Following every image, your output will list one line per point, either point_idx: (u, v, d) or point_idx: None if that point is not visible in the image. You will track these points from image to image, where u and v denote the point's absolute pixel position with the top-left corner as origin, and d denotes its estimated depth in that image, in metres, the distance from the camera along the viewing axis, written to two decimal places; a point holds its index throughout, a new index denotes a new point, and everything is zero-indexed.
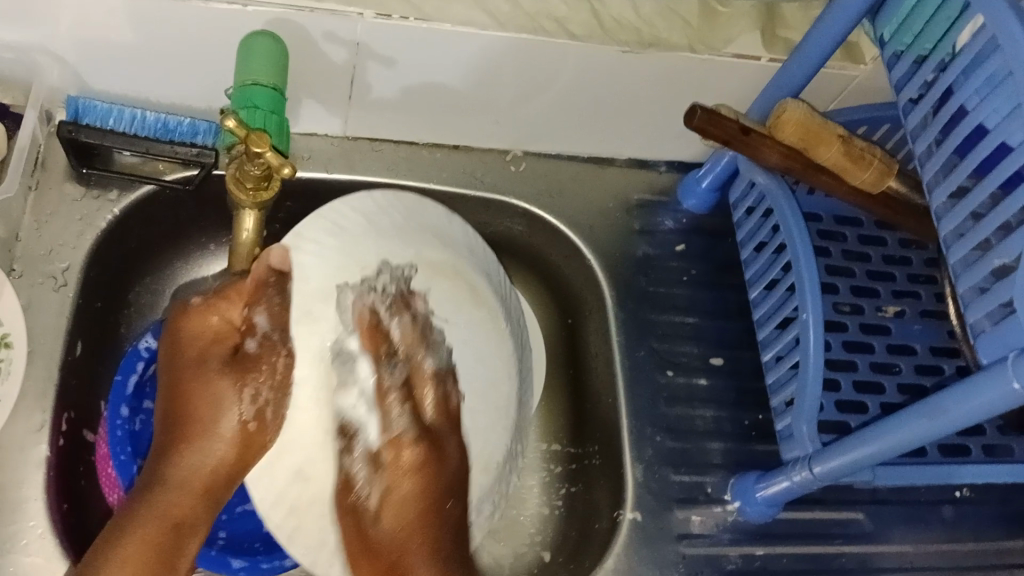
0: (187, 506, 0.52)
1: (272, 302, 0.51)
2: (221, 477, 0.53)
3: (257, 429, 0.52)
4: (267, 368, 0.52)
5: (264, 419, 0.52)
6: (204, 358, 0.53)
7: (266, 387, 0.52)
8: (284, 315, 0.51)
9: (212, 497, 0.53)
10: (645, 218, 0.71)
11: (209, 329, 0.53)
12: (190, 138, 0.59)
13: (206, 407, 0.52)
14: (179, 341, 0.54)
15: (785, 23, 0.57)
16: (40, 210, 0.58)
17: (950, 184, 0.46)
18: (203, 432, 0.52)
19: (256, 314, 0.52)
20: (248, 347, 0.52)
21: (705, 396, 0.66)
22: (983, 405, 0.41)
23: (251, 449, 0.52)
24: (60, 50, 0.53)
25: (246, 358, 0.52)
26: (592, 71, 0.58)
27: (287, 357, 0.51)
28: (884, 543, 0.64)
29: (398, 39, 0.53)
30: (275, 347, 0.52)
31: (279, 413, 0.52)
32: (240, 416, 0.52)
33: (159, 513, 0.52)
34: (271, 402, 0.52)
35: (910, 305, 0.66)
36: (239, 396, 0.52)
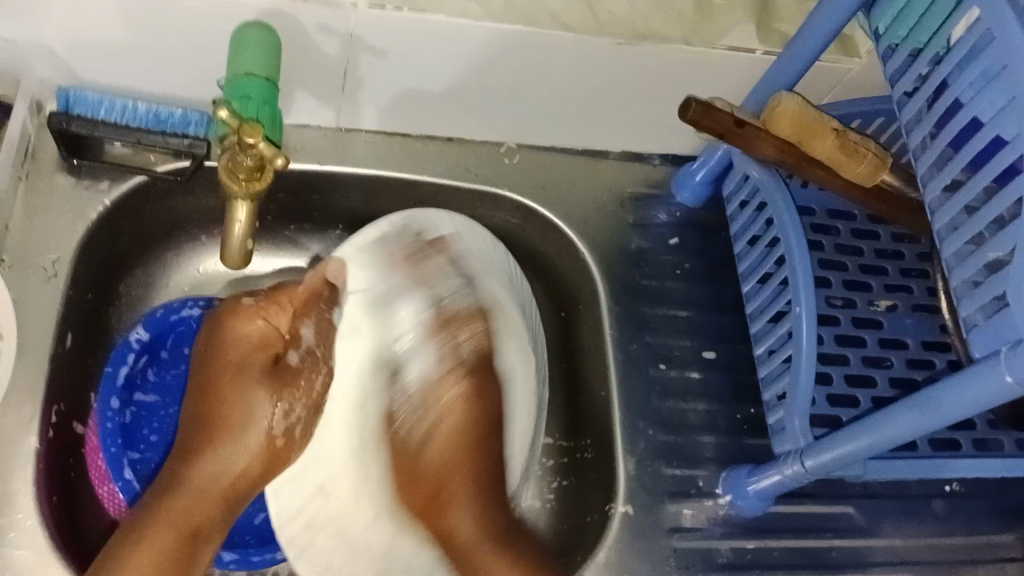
0: (209, 511, 0.54)
1: (322, 315, 0.58)
2: (242, 482, 0.55)
3: (282, 442, 0.57)
4: (304, 385, 0.58)
5: (292, 435, 0.58)
6: (243, 365, 0.56)
7: (300, 405, 0.58)
8: (330, 331, 0.59)
9: (228, 505, 0.55)
10: (639, 211, 0.70)
11: (253, 335, 0.56)
12: (183, 128, 0.58)
13: (239, 412, 0.56)
14: (221, 343, 0.56)
15: (777, 17, 0.57)
16: (30, 201, 0.58)
17: (944, 176, 0.46)
18: (230, 437, 0.55)
19: (304, 326, 0.57)
20: (289, 358, 0.57)
21: (698, 391, 0.66)
22: (975, 398, 0.41)
23: (276, 459, 0.57)
24: (50, 40, 0.52)
25: (287, 369, 0.57)
26: (586, 63, 0.58)
27: (325, 374, 0.59)
28: (876, 537, 0.64)
29: (391, 29, 0.53)
30: (316, 363, 0.58)
31: (301, 430, 0.58)
32: (274, 423, 0.57)
33: (182, 515, 0.52)
34: (302, 419, 0.58)
35: (902, 299, 0.66)
36: (275, 408, 0.56)
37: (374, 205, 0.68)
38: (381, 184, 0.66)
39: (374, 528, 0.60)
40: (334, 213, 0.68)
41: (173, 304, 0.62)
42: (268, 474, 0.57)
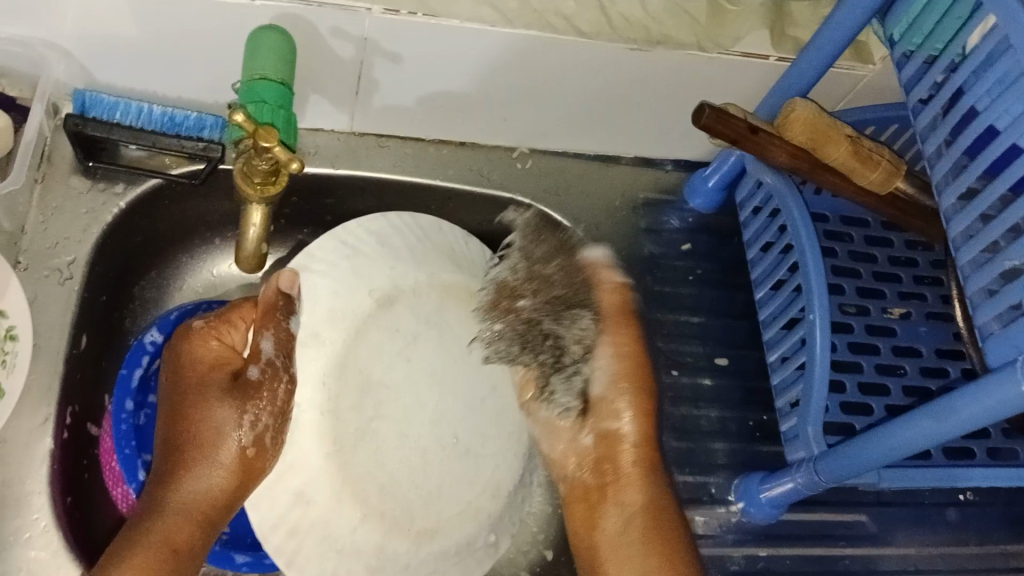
0: (185, 532, 0.53)
1: (278, 326, 0.55)
2: (220, 502, 0.54)
3: (254, 454, 0.54)
4: (267, 395, 0.54)
5: (263, 445, 0.55)
6: (203, 384, 0.54)
7: (266, 413, 0.55)
8: (288, 341, 0.55)
9: (207, 522, 0.54)
10: (651, 216, 0.70)
11: (207, 355, 0.55)
12: (197, 131, 0.59)
13: (209, 431, 0.54)
14: (176, 364, 0.55)
15: (793, 23, 0.57)
16: (46, 203, 0.58)
17: (959, 185, 0.46)
18: (202, 455, 0.54)
19: (261, 339, 0.54)
20: (249, 373, 0.54)
21: (710, 397, 0.66)
22: (990, 408, 0.41)
23: (250, 474, 0.55)
24: (67, 44, 0.52)
25: (248, 382, 0.54)
26: (599, 69, 0.58)
27: (287, 383, 0.55)
28: (888, 545, 0.64)
29: (405, 34, 0.53)
30: (277, 373, 0.55)
31: (273, 439, 0.55)
32: (241, 441, 0.54)
33: (159, 538, 0.52)
34: (270, 428, 0.55)
35: (916, 307, 0.66)
36: (239, 422, 0.54)
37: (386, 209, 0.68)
38: (393, 188, 0.66)
39: (362, 532, 0.58)
40: (346, 217, 0.68)
41: (188, 308, 0.62)
42: (245, 490, 0.55)
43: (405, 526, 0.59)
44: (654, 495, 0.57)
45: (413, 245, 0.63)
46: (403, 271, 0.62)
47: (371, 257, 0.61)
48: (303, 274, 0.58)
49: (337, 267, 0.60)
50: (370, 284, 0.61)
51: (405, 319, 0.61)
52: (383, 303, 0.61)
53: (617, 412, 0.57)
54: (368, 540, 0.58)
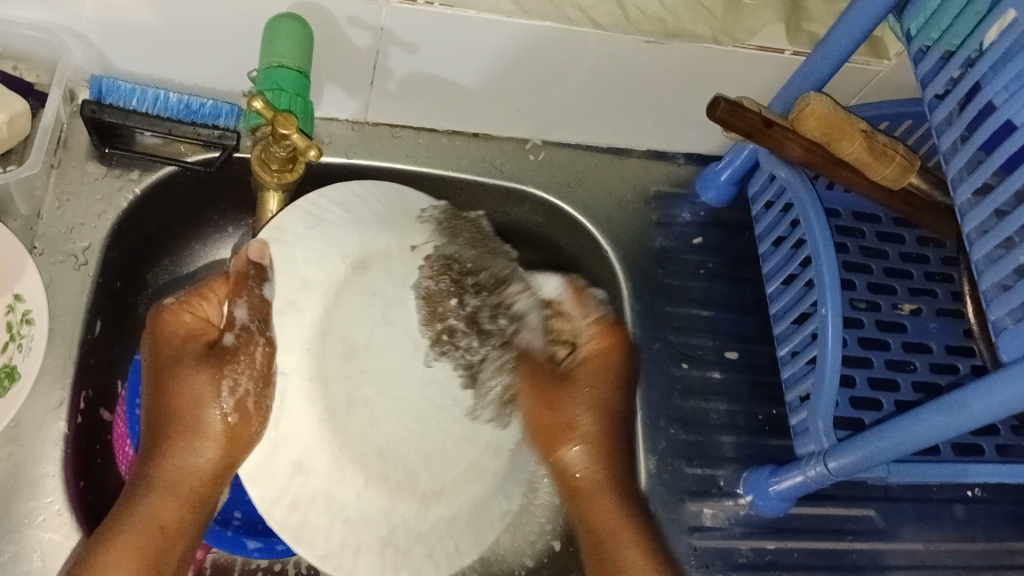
0: (173, 509, 0.49)
1: (253, 293, 0.50)
2: (207, 477, 0.50)
3: (237, 422, 0.49)
4: (245, 359, 0.49)
5: (247, 411, 0.49)
6: (177, 358, 0.50)
7: (246, 379, 0.49)
8: (265, 306, 0.51)
9: (199, 499, 0.51)
10: (663, 210, 0.71)
11: (182, 327, 0.50)
12: (213, 119, 0.58)
13: (188, 403, 0.49)
14: (159, 337, 0.50)
15: (809, 17, 0.56)
16: (62, 188, 0.58)
17: (974, 181, 0.46)
18: (184, 432, 0.49)
19: (234, 308, 0.50)
20: (224, 341, 0.50)
21: (720, 390, 0.66)
22: (1003, 403, 0.41)
23: (236, 444, 0.49)
24: (85, 30, 0.53)
25: (223, 350, 0.49)
26: (614, 60, 0.58)
27: (266, 346, 0.50)
28: (895, 540, 0.64)
29: (421, 25, 0.53)
30: (253, 337, 0.50)
31: (259, 406, 0.49)
32: (222, 410, 0.49)
33: (147, 516, 0.49)
34: (251, 393, 0.49)
35: (926, 303, 0.66)
36: (217, 391, 0.49)
37: None
38: (405, 179, 0.66)
39: (367, 498, 0.53)
40: None
41: None
42: (235, 461, 0.50)
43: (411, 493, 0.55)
44: (614, 500, 0.56)
45: (381, 211, 0.58)
46: (373, 236, 0.56)
47: (339, 224, 0.56)
48: (275, 246, 0.53)
49: (306, 237, 0.54)
50: (341, 248, 0.55)
51: (382, 284, 0.55)
52: (357, 267, 0.55)
53: (581, 399, 0.56)
54: (374, 507, 0.53)
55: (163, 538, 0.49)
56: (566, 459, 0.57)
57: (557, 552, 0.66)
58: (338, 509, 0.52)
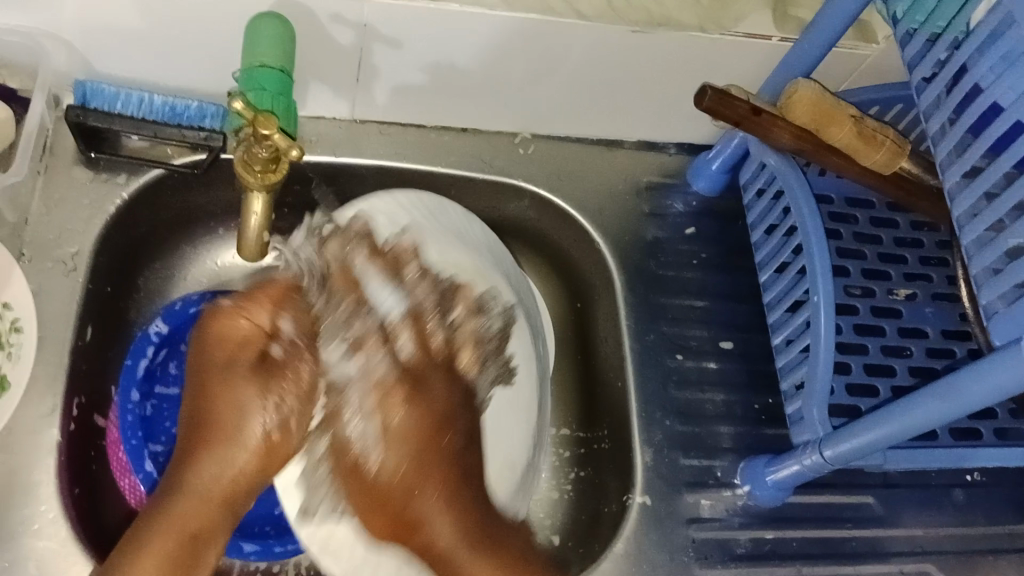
0: (211, 513, 0.51)
1: (302, 307, 0.52)
2: (244, 486, 0.51)
3: (279, 441, 0.50)
4: (291, 376, 0.51)
5: (288, 431, 0.50)
6: (227, 363, 0.50)
7: (292, 398, 0.51)
8: (314, 321, 0.53)
9: (231, 505, 0.51)
10: (655, 200, 0.70)
11: (236, 333, 0.51)
12: (198, 122, 0.58)
13: (228, 412, 0.50)
14: (215, 340, 0.51)
15: (794, 2, 0.56)
16: (49, 195, 0.58)
17: (964, 164, 0.45)
18: (224, 437, 0.50)
19: (282, 318, 0.52)
20: (273, 352, 0.51)
21: (715, 380, 0.66)
22: (996, 387, 0.41)
23: (274, 457, 0.51)
24: (68, 34, 0.52)
25: (273, 362, 0.51)
26: (601, 51, 0.58)
27: (312, 363, 0.51)
28: (896, 527, 0.64)
29: (405, 20, 0.53)
30: (300, 352, 0.52)
31: (301, 423, 0.51)
32: (266, 425, 0.50)
33: (181, 520, 0.50)
34: (295, 412, 0.50)
35: (922, 288, 0.66)
36: (263, 402, 0.50)
37: None
38: (395, 175, 0.66)
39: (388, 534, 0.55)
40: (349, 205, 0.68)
41: (191, 297, 0.62)
42: (270, 473, 0.51)
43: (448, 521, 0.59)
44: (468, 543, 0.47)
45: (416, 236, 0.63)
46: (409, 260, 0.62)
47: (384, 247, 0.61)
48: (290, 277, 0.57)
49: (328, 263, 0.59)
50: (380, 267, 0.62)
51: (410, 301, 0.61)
52: None
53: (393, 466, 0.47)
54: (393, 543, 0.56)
55: (194, 544, 0.50)
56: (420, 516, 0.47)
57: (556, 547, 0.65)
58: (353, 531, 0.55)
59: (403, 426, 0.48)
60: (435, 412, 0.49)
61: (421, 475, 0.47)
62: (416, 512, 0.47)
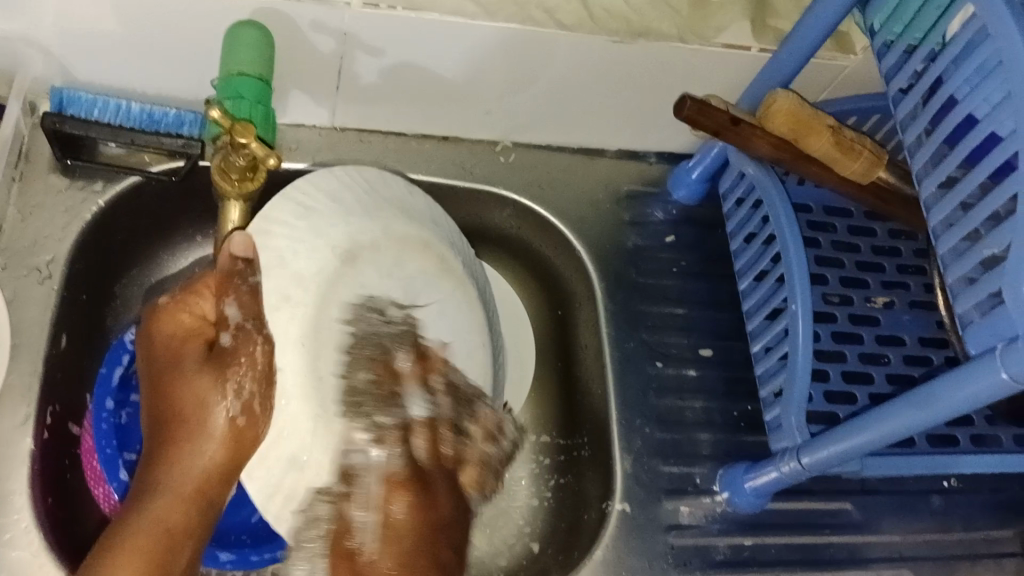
0: (179, 514, 0.51)
1: (240, 290, 0.50)
2: (214, 476, 0.51)
3: (246, 424, 0.51)
4: (246, 359, 0.50)
5: (253, 413, 0.51)
6: (178, 356, 0.52)
7: (249, 380, 0.50)
8: (257, 303, 0.51)
9: (203, 498, 0.51)
10: (636, 209, 0.71)
11: (181, 325, 0.52)
12: (176, 128, 0.58)
13: (189, 402, 0.51)
14: (161, 343, 0.52)
15: (773, 13, 0.57)
16: (24, 201, 0.58)
17: (940, 174, 0.46)
18: (190, 428, 0.51)
19: (226, 306, 0.50)
20: (222, 340, 0.51)
21: (695, 387, 0.66)
22: (972, 397, 0.41)
23: (243, 443, 0.51)
24: (44, 41, 0.52)
25: (223, 351, 0.51)
26: (582, 60, 0.58)
27: (264, 345, 0.51)
28: (873, 533, 0.64)
29: (385, 29, 0.53)
30: (250, 336, 0.51)
31: (263, 404, 0.51)
32: (223, 406, 0.50)
33: (154, 518, 0.50)
34: (256, 396, 0.51)
35: (899, 296, 0.67)
36: (221, 390, 0.50)
37: None
38: None
39: None
40: None
41: None
42: (241, 461, 0.51)
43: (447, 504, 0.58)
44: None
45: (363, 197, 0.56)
46: (358, 226, 0.55)
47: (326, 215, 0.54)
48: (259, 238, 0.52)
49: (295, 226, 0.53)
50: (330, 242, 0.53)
51: (371, 277, 0.55)
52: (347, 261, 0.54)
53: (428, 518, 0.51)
54: None
55: (172, 539, 0.50)
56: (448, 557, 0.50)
57: (536, 554, 0.65)
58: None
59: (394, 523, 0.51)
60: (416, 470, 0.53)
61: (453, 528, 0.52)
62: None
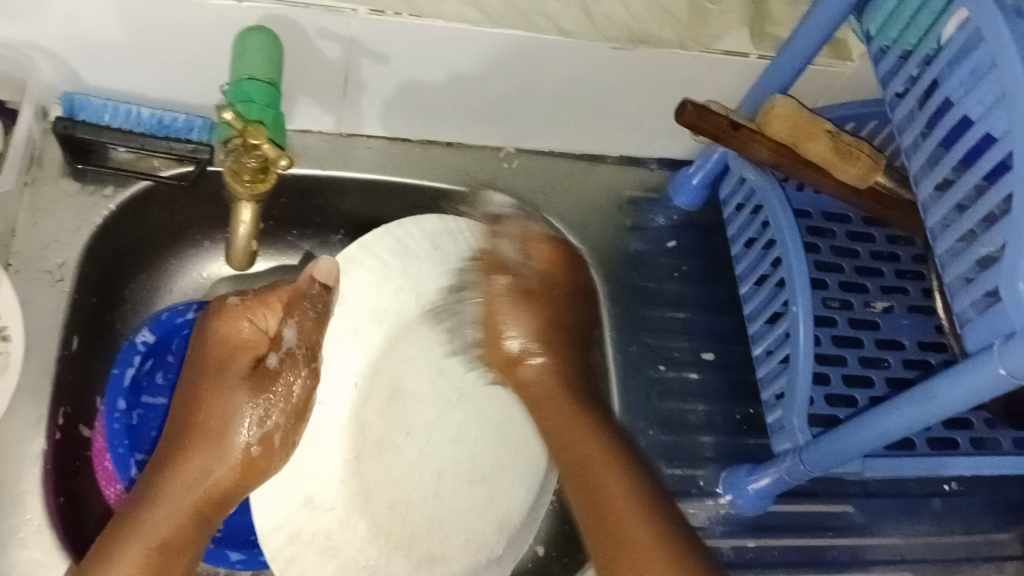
0: (185, 519, 0.51)
1: (305, 315, 0.54)
2: (219, 491, 0.53)
3: (258, 455, 0.55)
4: (282, 389, 0.55)
5: (270, 444, 0.55)
6: (224, 366, 0.55)
7: (277, 412, 0.55)
8: (313, 333, 0.55)
9: (204, 514, 0.53)
10: (637, 214, 0.71)
11: (237, 335, 0.55)
12: (186, 134, 0.59)
13: (218, 416, 0.54)
14: (214, 350, 0.55)
15: (772, 21, 0.58)
16: (35, 205, 0.58)
17: (937, 176, 0.46)
18: (208, 441, 0.53)
19: (285, 328, 0.54)
20: (269, 361, 0.55)
21: (697, 391, 0.67)
22: (971, 393, 0.42)
23: (251, 470, 0.54)
24: (57, 47, 0.53)
25: (267, 371, 0.55)
26: (584, 67, 0.59)
27: (305, 378, 0.55)
28: (875, 535, 0.65)
29: (391, 35, 0.54)
30: (296, 365, 0.55)
31: (280, 436, 0.56)
32: (252, 424, 0.54)
33: (155, 524, 0.50)
34: (280, 428, 0.55)
35: (898, 300, 0.67)
36: (252, 410, 0.54)
37: (375, 210, 0.69)
38: (380, 188, 0.67)
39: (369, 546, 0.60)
40: (336, 217, 0.68)
41: (178, 307, 0.62)
42: (244, 486, 0.54)
43: (411, 549, 0.61)
44: (634, 495, 0.50)
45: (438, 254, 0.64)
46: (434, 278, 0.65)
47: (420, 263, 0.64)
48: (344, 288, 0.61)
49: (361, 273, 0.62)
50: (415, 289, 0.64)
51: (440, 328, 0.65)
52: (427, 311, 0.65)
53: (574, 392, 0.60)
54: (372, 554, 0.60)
55: (167, 551, 0.50)
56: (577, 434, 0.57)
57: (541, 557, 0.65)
58: (318, 531, 0.59)
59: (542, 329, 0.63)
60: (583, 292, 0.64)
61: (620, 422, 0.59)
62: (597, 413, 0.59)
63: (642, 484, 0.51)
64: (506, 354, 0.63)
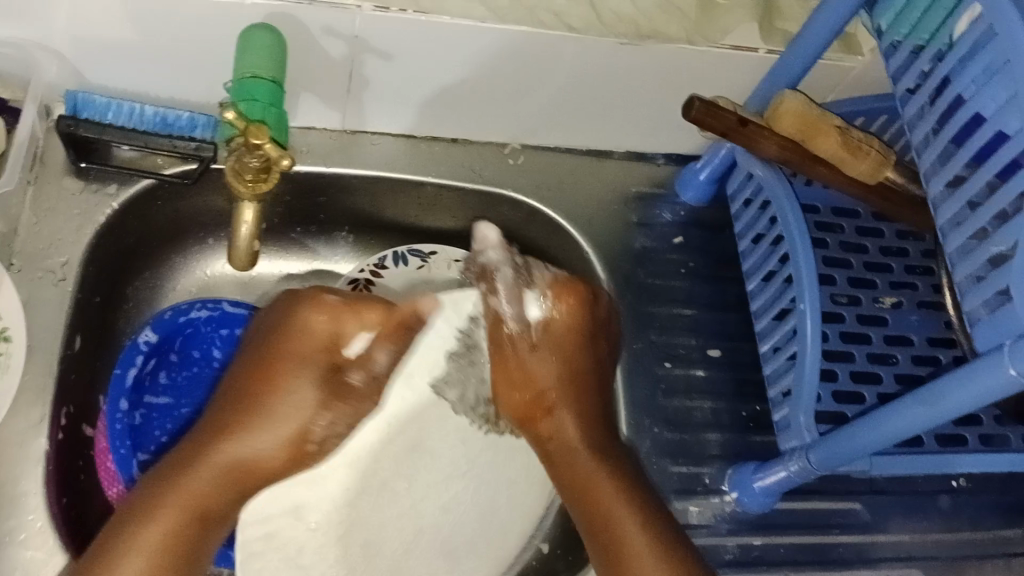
0: (223, 496, 0.51)
1: (407, 344, 0.53)
2: (265, 474, 0.52)
3: (316, 451, 0.54)
4: (353, 403, 0.54)
5: (321, 445, 0.54)
6: (304, 358, 0.52)
7: (342, 423, 0.54)
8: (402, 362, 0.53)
9: (239, 494, 0.52)
10: (644, 210, 0.71)
11: (321, 333, 0.52)
12: (189, 132, 0.59)
13: (289, 407, 0.52)
14: (288, 339, 0.52)
15: (780, 16, 0.57)
16: (38, 205, 0.58)
17: (947, 173, 0.46)
18: (268, 427, 0.52)
19: (381, 351, 0.53)
20: (350, 375, 0.53)
21: (704, 388, 0.66)
22: (980, 393, 0.41)
23: (303, 463, 0.54)
24: (59, 46, 0.53)
25: (346, 384, 0.53)
26: (590, 63, 0.59)
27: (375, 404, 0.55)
28: (882, 533, 0.64)
29: (395, 32, 0.53)
30: (376, 389, 0.54)
31: (338, 441, 0.55)
32: (317, 426, 0.53)
33: (191, 491, 0.50)
34: (341, 435, 0.54)
35: (907, 296, 0.67)
36: (322, 418, 0.53)
37: (379, 206, 0.69)
38: (385, 185, 0.66)
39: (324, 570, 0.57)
40: (339, 214, 0.69)
41: (181, 306, 0.62)
42: (291, 472, 0.54)
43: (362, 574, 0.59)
44: (658, 558, 0.52)
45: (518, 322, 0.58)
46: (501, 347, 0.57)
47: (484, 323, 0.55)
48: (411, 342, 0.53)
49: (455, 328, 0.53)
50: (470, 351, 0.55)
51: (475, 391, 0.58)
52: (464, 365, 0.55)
53: (559, 428, 0.58)
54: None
55: (201, 523, 0.50)
56: (554, 433, 0.58)
57: (546, 555, 0.64)
58: (295, 543, 0.56)
59: (542, 353, 0.56)
60: (593, 327, 0.57)
61: (568, 377, 0.58)
62: (551, 423, 0.58)
63: (649, 516, 0.54)
64: (523, 408, 0.58)
